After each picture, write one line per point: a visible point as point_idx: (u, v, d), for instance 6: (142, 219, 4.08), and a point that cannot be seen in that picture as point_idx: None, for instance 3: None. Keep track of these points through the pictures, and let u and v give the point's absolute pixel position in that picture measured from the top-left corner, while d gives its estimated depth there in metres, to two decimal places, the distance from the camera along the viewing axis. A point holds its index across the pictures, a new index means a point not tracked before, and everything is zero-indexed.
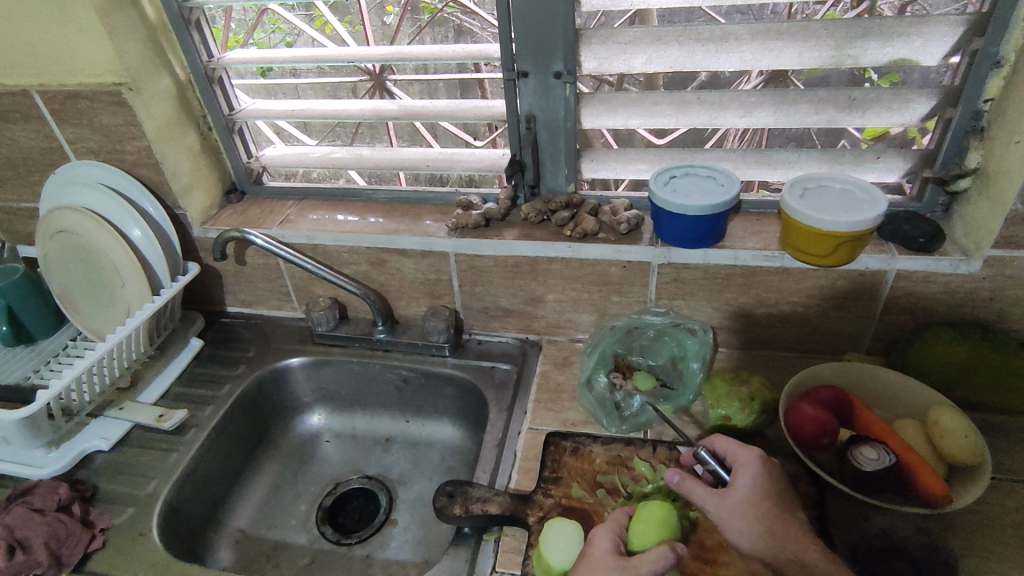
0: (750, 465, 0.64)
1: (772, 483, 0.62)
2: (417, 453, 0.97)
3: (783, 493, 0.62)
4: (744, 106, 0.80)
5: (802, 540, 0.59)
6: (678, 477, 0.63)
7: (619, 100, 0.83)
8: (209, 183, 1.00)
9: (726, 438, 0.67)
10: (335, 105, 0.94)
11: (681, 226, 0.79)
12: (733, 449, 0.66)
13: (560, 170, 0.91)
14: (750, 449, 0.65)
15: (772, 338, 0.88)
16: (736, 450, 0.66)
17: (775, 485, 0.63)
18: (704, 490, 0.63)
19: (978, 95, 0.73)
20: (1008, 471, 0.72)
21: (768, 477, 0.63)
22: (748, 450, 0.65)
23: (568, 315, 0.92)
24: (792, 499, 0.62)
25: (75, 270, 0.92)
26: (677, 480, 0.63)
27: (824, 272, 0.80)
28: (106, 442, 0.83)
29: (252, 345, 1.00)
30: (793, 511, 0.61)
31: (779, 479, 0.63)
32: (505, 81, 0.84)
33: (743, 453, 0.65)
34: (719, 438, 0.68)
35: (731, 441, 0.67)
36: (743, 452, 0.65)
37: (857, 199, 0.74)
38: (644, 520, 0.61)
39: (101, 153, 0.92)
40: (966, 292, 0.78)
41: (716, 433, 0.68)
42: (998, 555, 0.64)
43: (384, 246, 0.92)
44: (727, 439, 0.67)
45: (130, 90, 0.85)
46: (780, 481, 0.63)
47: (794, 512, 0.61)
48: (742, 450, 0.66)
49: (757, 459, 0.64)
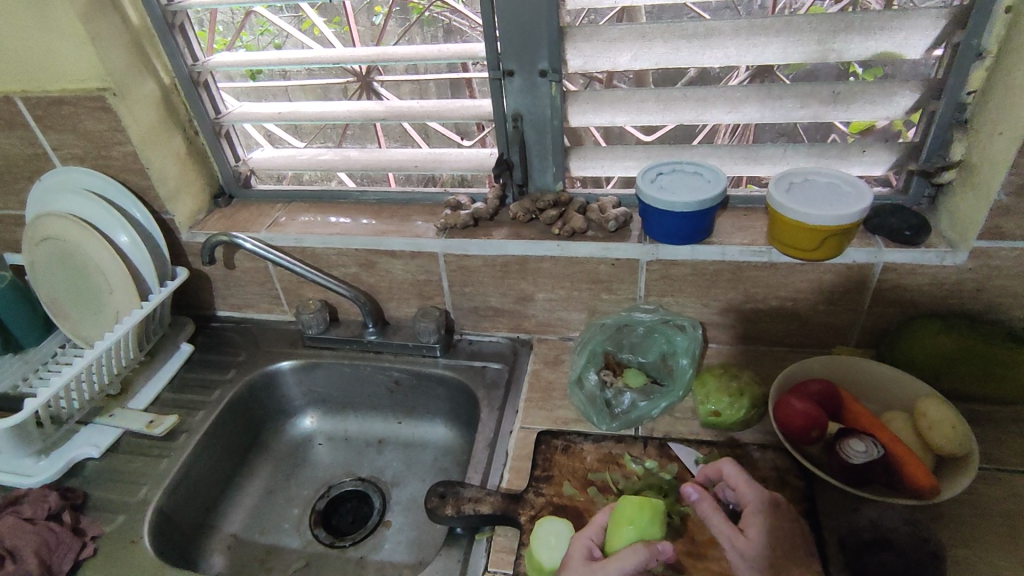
0: (759, 514, 0.61)
1: (780, 538, 0.60)
2: (410, 455, 0.96)
3: (789, 546, 0.60)
4: (730, 102, 0.80)
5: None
6: (697, 494, 0.60)
7: (605, 98, 0.83)
8: (196, 188, 0.99)
9: (734, 469, 0.64)
10: (322, 107, 0.94)
11: (669, 223, 0.79)
12: (744, 487, 0.62)
13: (547, 169, 0.91)
14: (760, 490, 0.62)
15: (762, 333, 0.89)
16: (748, 487, 0.62)
17: (782, 539, 0.60)
18: (720, 526, 0.59)
19: (961, 87, 0.74)
20: (996, 461, 0.72)
21: (777, 530, 0.60)
22: (761, 493, 0.62)
23: (559, 314, 0.92)
24: (797, 552, 0.61)
25: (63, 277, 0.92)
26: (694, 497, 0.60)
27: (812, 266, 0.80)
28: (97, 449, 0.83)
29: (242, 349, 1.00)
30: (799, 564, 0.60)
31: (786, 531, 0.61)
32: (491, 80, 0.84)
33: (754, 495, 0.62)
34: (729, 467, 0.64)
35: (743, 477, 0.63)
36: (753, 493, 0.62)
37: (842, 193, 0.75)
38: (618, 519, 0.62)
39: (87, 159, 0.92)
40: (953, 284, 0.78)
41: (726, 458, 0.64)
42: (986, 545, 0.64)
43: (373, 248, 0.92)
44: (738, 471, 0.64)
45: (114, 96, 0.85)
46: (789, 531, 0.61)
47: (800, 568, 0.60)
48: (753, 492, 0.62)
49: (766, 507, 0.61)
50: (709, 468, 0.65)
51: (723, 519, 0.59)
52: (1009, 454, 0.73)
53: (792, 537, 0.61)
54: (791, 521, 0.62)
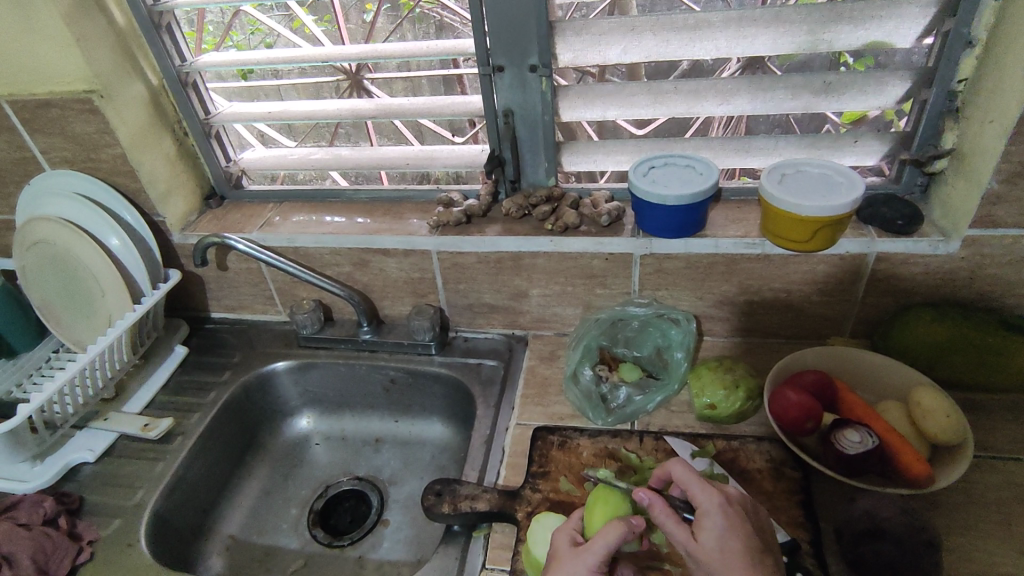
0: (712, 515, 0.56)
1: (738, 538, 0.55)
2: (407, 453, 0.96)
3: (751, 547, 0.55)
4: (721, 94, 0.79)
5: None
6: (647, 499, 0.58)
7: (595, 92, 0.83)
8: (187, 189, 0.99)
9: (683, 469, 0.60)
10: (313, 106, 0.93)
11: (661, 216, 0.78)
12: (695, 487, 0.58)
13: (540, 164, 0.91)
14: (710, 490, 0.58)
15: (757, 325, 0.89)
16: (697, 488, 0.58)
17: (743, 538, 0.55)
18: (674, 531, 0.56)
19: (951, 76, 0.73)
20: (991, 449, 0.72)
21: (734, 531, 0.55)
22: (710, 495, 0.57)
23: (554, 309, 0.92)
24: (762, 553, 0.55)
25: (54, 281, 0.91)
26: (647, 501, 0.59)
27: (806, 257, 0.80)
28: (92, 453, 0.83)
29: (237, 350, 1.00)
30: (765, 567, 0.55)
31: (744, 530, 0.56)
32: (480, 76, 0.84)
33: (704, 496, 0.57)
34: (678, 468, 0.60)
35: (694, 477, 0.59)
36: (704, 495, 0.57)
37: (834, 184, 0.75)
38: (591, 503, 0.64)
39: (76, 162, 0.91)
40: (947, 272, 0.78)
41: (674, 460, 0.61)
42: (981, 533, 0.64)
43: (366, 247, 0.91)
44: (688, 471, 0.59)
45: (101, 98, 0.84)
46: (748, 529, 0.56)
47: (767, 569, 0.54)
48: (702, 492, 0.58)
49: (719, 507, 0.56)
50: (660, 470, 0.63)
51: (676, 524, 0.56)
52: (1004, 441, 0.73)
53: (753, 536, 0.56)
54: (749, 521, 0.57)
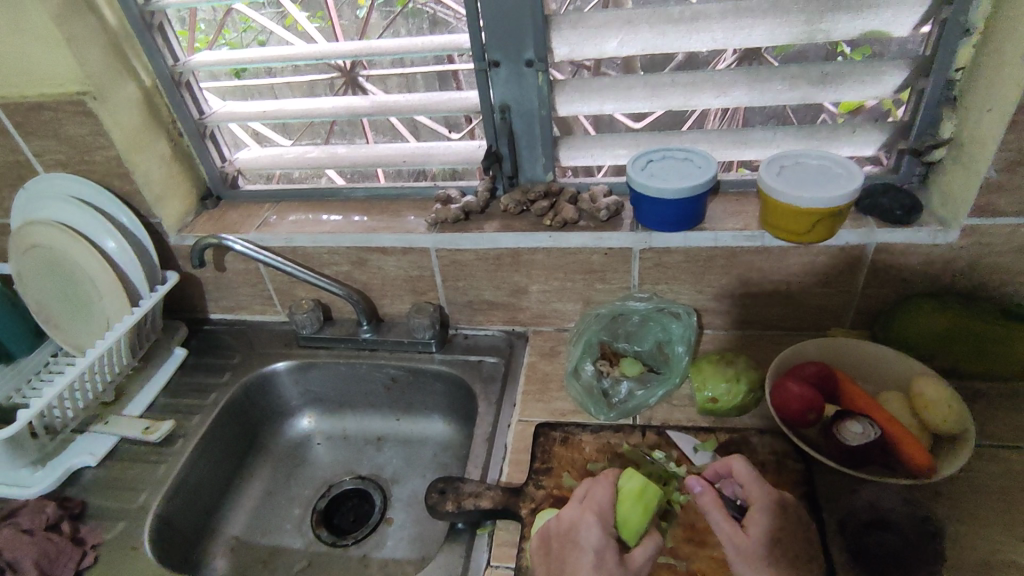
0: (764, 512, 0.60)
1: (784, 538, 0.60)
2: (410, 451, 0.96)
3: (795, 551, 0.60)
4: (718, 87, 0.79)
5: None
6: (700, 488, 0.61)
7: (592, 86, 0.82)
8: (183, 190, 0.98)
9: (745, 466, 0.63)
10: (307, 104, 0.93)
11: (660, 210, 0.78)
12: (752, 485, 0.62)
13: (537, 159, 0.90)
14: (768, 489, 0.62)
15: (758, 318, 0.88)
16: (755, 486, 0.62)
17: (784, 544, 0.60)
18: (720, 521, 0.60)
19: (949, 64, 0.73)
20: (993, 438, 0.73)
21: (781, 530, 0.60)
22: (768, 492, 0.61)
23: (554, 305, 0.92)
24: (806, 560, 0.60)
25: (51, 285, 0.91)
26: (698, 489, 0.62)
27: (805, 249, 0.80)
28: (93, 457, 0.82)
29: (237, 351, 0.99)
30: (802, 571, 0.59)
31: (787, 534, 0.60)
32: (476, 71, 0.83)
33: (760, 494, 0.61)
34: (739, 465, 0.63)
35: (754, 477, 0.63)
36: (761, 491, 0.61)
37: (832, 174, 0.75)
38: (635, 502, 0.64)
39: (70, 165, 0.90)
40: (946, 261, 0.78)
41: (736, 456, 0.64)
42: (984, 521, 0.65)
43: (365, 245, 0.91)
44: (748, 469, 0.63)
45: (94, 99, 0.83)
46: (791, 529, 0.61)
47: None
48: (760, 491, 0.62)
49: (773, 506, 0.61)
50: (719, 464, 0.65)
51: (724, 515, 0.60)
52: (1006, 430, 0.73)
53: (797, 539, 0.60)
54: (797, 524, 0.61)
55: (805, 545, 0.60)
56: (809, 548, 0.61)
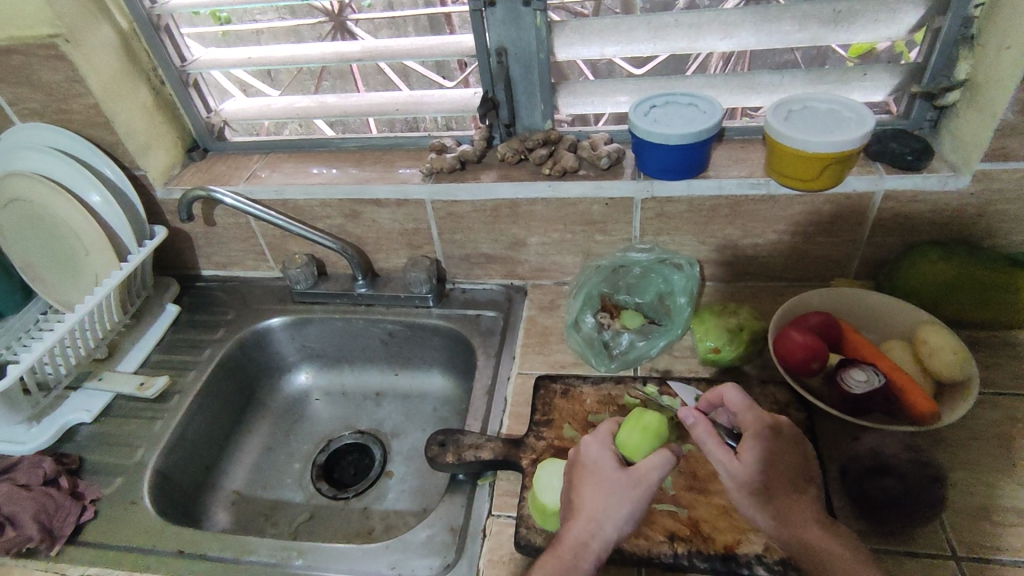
0: (756, 438, 0.60)
1: (779, 459, 0.59)
2: (409, 406, 0.96)
3: (791, 473, 0.59)
4: (725, 28, 0.76)
5: (799, 522, 0.56)
6: (693, 417, 0.61)
7: (593, 27, 0.78)
8: (168, 141, 0.95)
9: (736, 394, 0.63)
10: (293, 49, 0.89)
11: (663, 157, 0.76)
12: (743, 412, 0.62)
13: (536, 107, 0.87)
14: (759, 413, 0.62)
15: (760, 269, 0.87)
16: (746, 411, 0.62)
17: (781, 466, 0.59)
18: (714, 451, 0.59)
19: (968, 0, 0.70)
20: (995, 386, 0.72)
21: (774, 452, 0.59)
22: (757, 416, 0.61)
23: (552, 258, 0.90)
24: (802, 483, 0.59)
25: (36, 239, 0.88)
26: (690, 420, 0.61)
27: (811, 197, 0.78)
28: (88, 414, 0.82)
29: (230, 308, 0.98)
30: (796, 495, 0.58)
31: (784, 456, 0.59)
32: (471, 11, 0.79)
33: (751, 419, 0.61)
34: (729, 391, 0.64)
35: (742, 402, 0.63)
36: (753, 417, 0.61)
37: (842, 119, 0.72)
38: (637, 425, 0.64)
39: (48, 114, 0.87)
40: (955, 208, 0.76)
41: (727, 385, 0.64)
42: (984, 467, 0.65)
43: (358, 197, 0.88)
44: (738, 396, 0.63)
45: (67, 43, 0.79)
46: (786, 452, 0.60)
47: (805, 500, 0.58)
48: (750, 416, 0.62)
49: (764, 430, 0.60)
50: (711, 395, 0.65)
51: (718, 444, 0.59)
52: (1009, 378, 0.73)
53: (796, 459, 0.60)
54: (794, 446, 0.60)
55: (803, 468, 0.60)
56: (807, 471, 0.60)
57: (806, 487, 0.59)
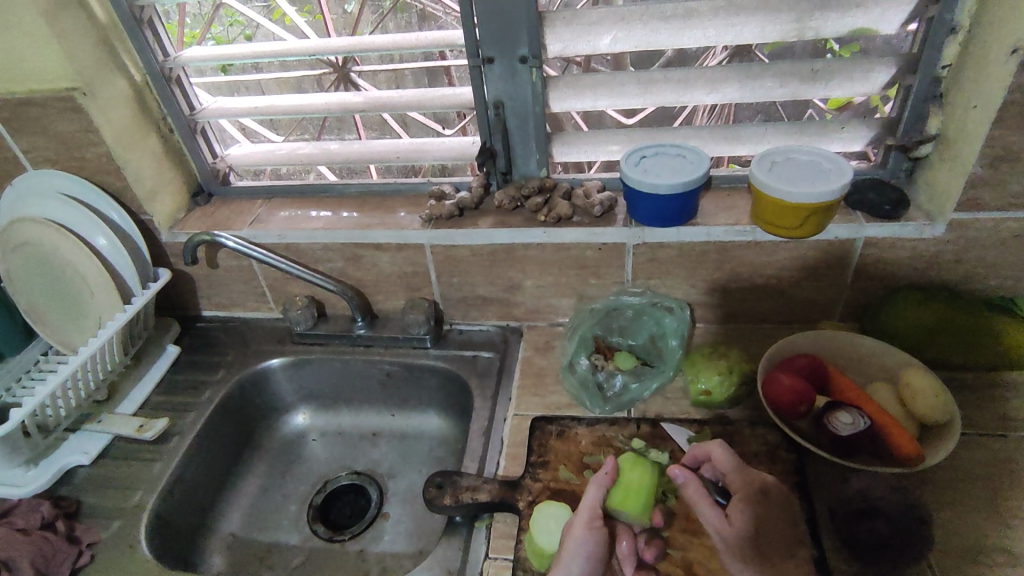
0: (745, 503, 0.63)
1: (766, 525, 0.63)
2: (405, 446, 0.97)
3: (780, 538, 0.63)
4: (710, 84, 0.80)
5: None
6: (683, 476, 0.66)
7: (585, 83, 0.83)
8: (175, 187, 0.98)
9: (723, 453, 0.66)
10: (299, 99, 0.92)
11: (654, 206, 0.79)
12: (732, 473, 0.65)
13: (531, 155, 0.91)
14: (748, 475, 0.65)
15: (749, 312, 0.90)
16: (734, 471, 0.65)
17: (768, 531, 0.63)
18: (706, 513, 0.64)
19: (935, 62, 0.75)
20: (978, 427, 0.74)
21: (761, 516, 0.63)
22: (748, 479, 0.64)
23: (548, 300, 0.93)
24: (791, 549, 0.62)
25: (42, 282, 0.90)
26: (681, 479, 0.66)
27: (796, 244, 0.81)
28: (87, 456, 0.82)
29: (230, 348, 0.99)
30: (787, 558, 0.62)
31: (771, 520, 0.63)
32: (470, 67, 0.83)
33: (742, 483, 0.64)
34: (717, 451, 0.66)
35: (731, 462, 0.66)
36: (741, 479, 0.65)
37: (822, 170, 0.76)
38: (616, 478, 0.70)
39: (60, 162, 0.90)
40: (933, 255, 0.80)
41: (716, 444, 0.67)
42: (970, 508, 0.66)
43: (358, 241, 0.91)
44: (727, 457, 0.66)
45: (84, 96, 0.83)
46: (774, 515, 0.63)
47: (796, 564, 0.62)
48: (739, 479, 0.65)
49: (754, 494, 0.64)
50: (699, 450, 0.68)
51: (709, 506, 0.64)
52: (991, 419, 0.75)
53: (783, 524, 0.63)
54: (780, 509, 0.63)
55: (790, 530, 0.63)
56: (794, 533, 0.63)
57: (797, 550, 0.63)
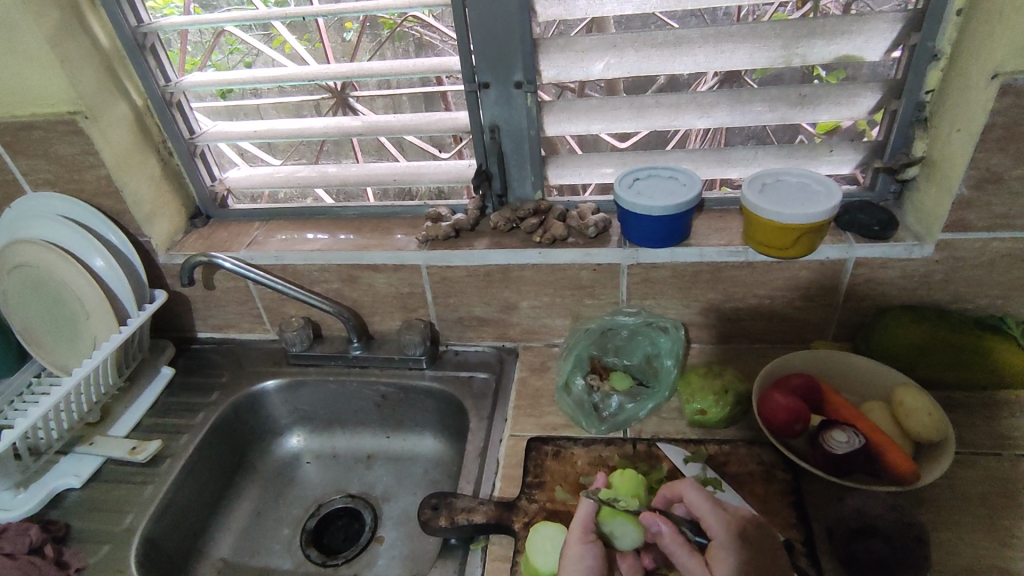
0: (726, 548, 0.59)
1: (749, 567, 0.58)
2: (400, 468, 0.96)
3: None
4: (701, 108, 0.82)
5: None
6: (658, 526, 0.60)
7: (579, 107, 0.84)
8: (172, 209, 0.98)
9: (695, 491, 0.62)
10: (298, 123, 0.94)
11: (647, 226, 0.80)
12: (709, 514, 0.61)
13: (526, 178, 0.92)
14: (722, 516, 0.61)
15: (743, 332, 0.90)
16: (711, 515, 0.61)
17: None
18: (683, 557, 0.59)
19: (919, 87, 0.77)
20: (973, 446, 0.75)
21: (745, 561, 0.58)
22: (722, 520, 0.61)
23: (543, 321, 0.93)
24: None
25: (38, 304, 0.90)
26: (655, 527, 0.61)
27: (788, 264, 0.82)
28: (77, 479, 0.81)
29: (225, 370, 0.99)
30: None
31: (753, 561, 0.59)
32: (466, 92, 0.85)
33: (715, 524, 0.60)
34: (691, 492, 0.62)
35: (704, 500, 0.62)
36: (718, 522, 0.61)
37: (813, 192, 0.77)
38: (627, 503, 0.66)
39: (60, 184, 0.90)
40: (922, 275, 0.81)
41: (686, 483, 0.63)
42: (966, 527, 0.66)
43: (355, 262, 0.92)
44: (700, 495, 0.62)
45: (86, 119, 0.84)
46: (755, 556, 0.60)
47: None
48: (714, 518, 0.61)
49: (732, 535, 0.60)
50: (669, 490, 0.65)
51: (686, 551, 0.59)
52: (985, 437, 0.75)
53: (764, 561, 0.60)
54: (757, 548, 0.61)
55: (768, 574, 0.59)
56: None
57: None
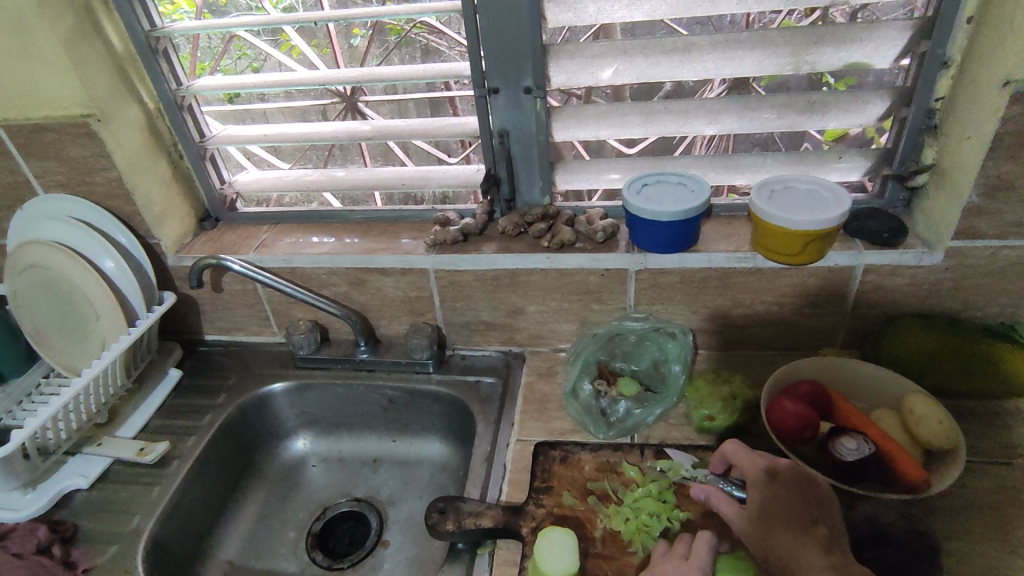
0: (758, 483, 0.64)
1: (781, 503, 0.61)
2: (406, 472, 0.96)
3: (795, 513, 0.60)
4: (710, 114, 0.82)
5: (805, 564, 0.58)
6: (704, 492, 0.66)
7: (587, 113, 0.85)
8: (181, 211, 0.99)
9: (735, 445, 0.68)
10: (307, 128, 0.94)
11: (655, 233, 0.80)
12: (745, 460, 0.66)
13: (535, 184, 0.92)
14: (757, 460, 0.65)
15: (752, 338, 0.90)
16: (746, 460, 0.66)
17: (781, 507, 0.61)
18: (724, 506, 0.64)
19: (929, 94, 0.77)
20: (984, 454, 0.74)
21: (772, 494, 0.62)
22: (757, 462, 0.65)
23: (550, 325, 0.93)
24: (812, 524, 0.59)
25: (47, 304, 0.90)
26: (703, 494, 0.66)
27: (796, 271, 0.82)
28: (85, 479, 0.81)
29: (232, 372, 0.99)
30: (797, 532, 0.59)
31: (783, 497, 0.62)
32: (476, 97, 0.85)
33: (749, 465, 0.65)
34: (730, 446, 0.68)
35: (743, 450, 0.67)
36: (752, 464, 0.65)
37: (822, 198, 0.77)
38: None
39: (71, 186, 0.91)
40: (932, 282, 0.80)
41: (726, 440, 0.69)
42: (976, 536, 0.66)
43: (362, 266, 0.92)
44: (737, 446, 0.68)
45: (98, 122, 0.84)
46: (791, 495, 0.62)
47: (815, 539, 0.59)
48: (750, 463, 0.66)
49: (761, 475, 0.64)
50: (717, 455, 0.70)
51: (725, 498, 0.65)
52: (997, 446, 0.75)
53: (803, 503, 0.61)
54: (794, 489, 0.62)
55: (809, 508, 0.60)
56: (814, 511, 0.60)
57: (815, 526, 0.59)
